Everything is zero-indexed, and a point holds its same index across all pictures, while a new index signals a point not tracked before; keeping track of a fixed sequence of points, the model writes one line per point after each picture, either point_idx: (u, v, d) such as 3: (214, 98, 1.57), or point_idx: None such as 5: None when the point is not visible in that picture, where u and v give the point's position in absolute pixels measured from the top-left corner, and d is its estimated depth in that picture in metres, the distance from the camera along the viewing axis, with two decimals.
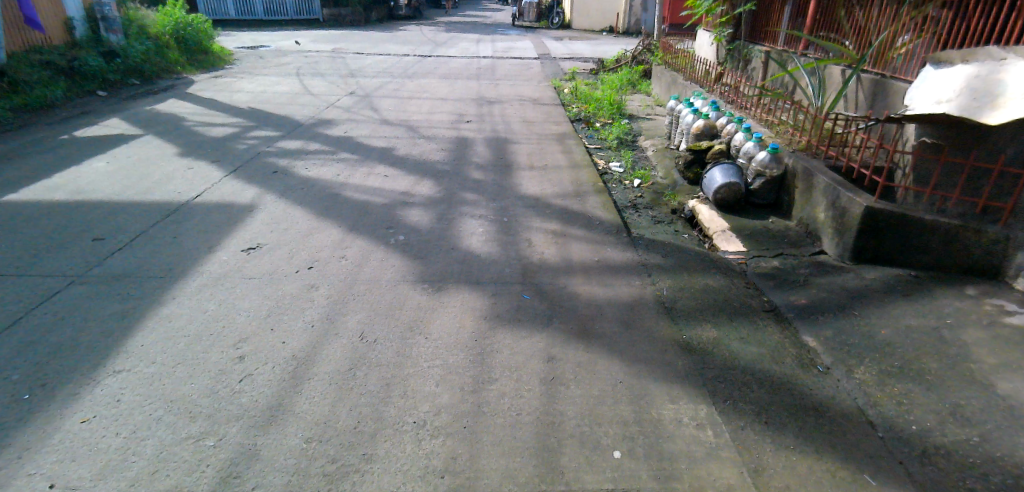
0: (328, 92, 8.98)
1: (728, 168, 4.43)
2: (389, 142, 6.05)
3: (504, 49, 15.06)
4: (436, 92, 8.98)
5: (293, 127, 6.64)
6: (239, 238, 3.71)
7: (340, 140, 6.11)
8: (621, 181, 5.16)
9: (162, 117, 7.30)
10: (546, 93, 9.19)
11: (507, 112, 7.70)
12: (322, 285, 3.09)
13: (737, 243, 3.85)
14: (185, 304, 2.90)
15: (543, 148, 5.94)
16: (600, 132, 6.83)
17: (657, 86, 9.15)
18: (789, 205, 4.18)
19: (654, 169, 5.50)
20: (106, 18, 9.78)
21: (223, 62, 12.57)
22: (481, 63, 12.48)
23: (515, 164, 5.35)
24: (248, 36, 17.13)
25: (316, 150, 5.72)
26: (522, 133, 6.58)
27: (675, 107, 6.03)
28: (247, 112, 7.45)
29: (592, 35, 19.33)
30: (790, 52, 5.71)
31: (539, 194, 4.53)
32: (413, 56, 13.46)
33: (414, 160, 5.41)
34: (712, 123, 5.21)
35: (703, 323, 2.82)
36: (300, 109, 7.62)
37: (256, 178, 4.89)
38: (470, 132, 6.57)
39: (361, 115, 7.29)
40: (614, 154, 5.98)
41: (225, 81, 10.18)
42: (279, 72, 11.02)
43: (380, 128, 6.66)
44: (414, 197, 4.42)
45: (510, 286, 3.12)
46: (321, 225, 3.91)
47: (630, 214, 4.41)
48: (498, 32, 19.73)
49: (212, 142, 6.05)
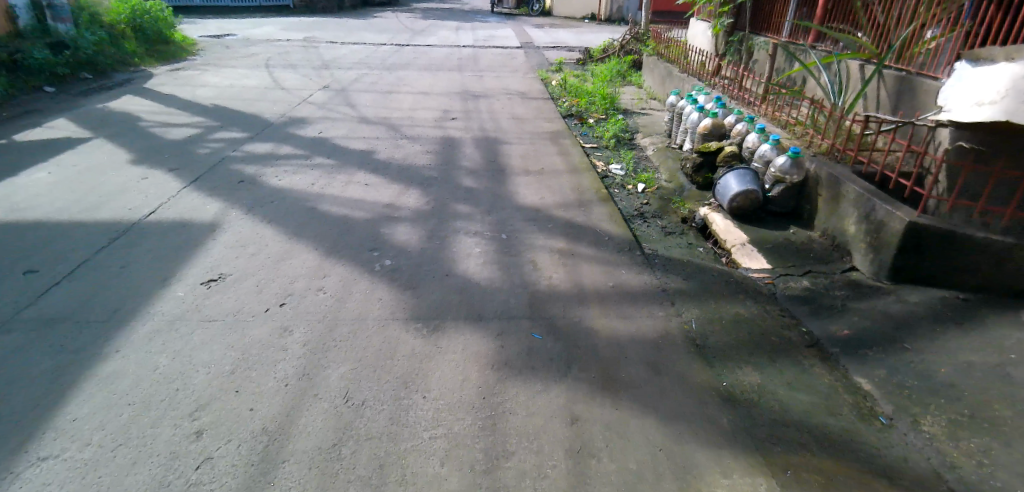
0: (302, 85, 8.42)
1: (742, 173, 4.08)
2: (369, 143, 5.57)
3: (485, 37, 14.55)
4: (417, 86, 8.47)
5: (262, 127, 6.11)
6: (199, 264, 3.27)
7: (315, 142, 5.61)
8: (624, 186, 4.79)
9: (116, 117, 6.69)
10: (534, 86, 8.75)
11: (494, 107, 7.25)
12: (298, 326, 2.68)
13: (760, 259, 3.49)
14: (132, 361, 2.50)
15: (537, 149, 5.52)
16: (595, 129, 6.44)
17: (649, 77, 8.78)
18: (810, 214, 3.84)
19: (657, 171, 5.15)
20: (53, 5, 9.16)
21: (186, 52, 11.85)
22: (463, 53, 11.97)
23: (509, 168, 4.93)
24: (215, 24, 16.28)
25: (290, 154, 5.22)
26: (512, 131, 6.15)
27: (677, 104, 5.68)
28: (213, 110, 6.89)
29: (574, 23, 18.89)
30: (800, 45, 5.38)
31: (538, 204, 4.12)
32: (391, 46, 12.88)
33: (397, 165, 4.94)
34: (720, 122, 4.86)
35: (743, 366, 2.44)
36: (270, 106, 7.06)
37: (221, 189, 4.39)
38: (456, 130, 6.11)
39: (338, 112, 6.78)
40: (613, 154, 5.60)
41: (189, 74, 9.51)
42: (247, 64, 10.37)
43: (359, 127, 6.17)
44: (401, 209, 3.98)
45: (517, 320, 2.72)
46: (295, 246, 3.47)
47: (638, 225, 4.05)
48: (478, 19, 19.15)
49: (173, 146, 5.51)
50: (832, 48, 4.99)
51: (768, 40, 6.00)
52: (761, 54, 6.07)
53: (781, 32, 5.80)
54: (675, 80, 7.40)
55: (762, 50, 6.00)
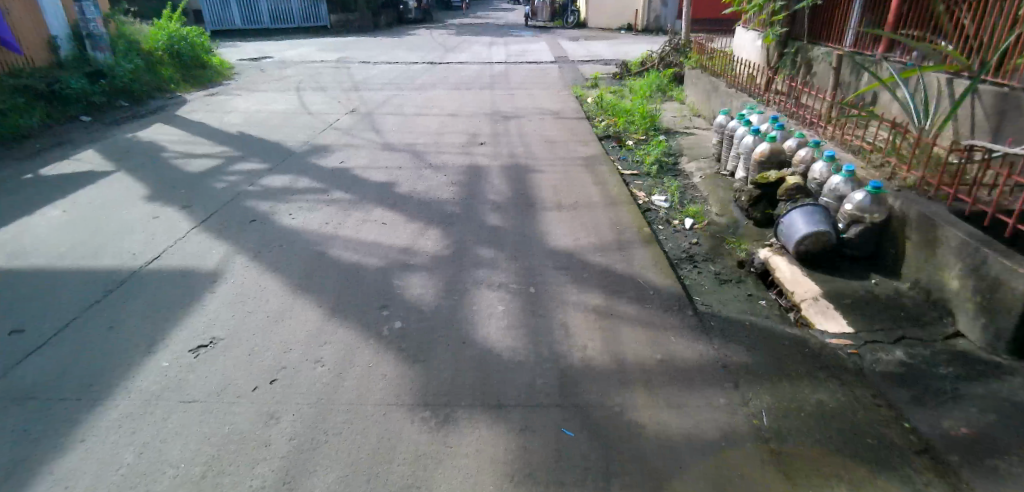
0: (329, 109, 8.20)
1: (811, 210, 3.58)
2: (390, 174, 5.21)
3: (519, 52, 14.23)
4: (446, 107, 8.14)
5: (282, 157, 5.84)
6: (191, 325, 2.90)
7: (335, 173, 5.29)
8: (669, 221, 4.35)
9: (140, 147, 6.55)
10: (567, 104, 8.29)
11: (525, 129, 6.83)
12: (285, 413, 2.28)
13: (837, 320, 3.05)
14: (94, 456, 2.13)
15: (571, 177, 5.06)
16: (635, 153, 5.96)
17: (692, 91, 8.22)
18: (895, 261, 3.37)
19: (707, 201, 4.70)
20: (91, 35, 9.16)
21: (221, 76, 11.85)
22: (495, 70, 11.63)
23: (540, 201, 4.48)
24: (253, 47, 16.50)
25: (306, 187, 4.90)
26: (544, 157, 5.71)
27: (727, 125, 5.17)
28: (236, 139, 6.69)
29: (610, 34, 18.40)
30: (870, 56, 4.82)
31: (572, 247, 3.66)
32: (422, 64, 12.68)
33: (418, 199, 4.56)
34: (779, 147, 4.33)
35: (833, 485, 1.92)
36: (294, 133, 6.82)
37: (230, 230, 4.02)
38: (485, 157, 5.71)
39: (362, 138, 6.48)
40: (656, 183, 5.12)
41: (220, 99, 9.46)
42: (278, 88, 10.29)
43: (382, 155, 5.84)
44: (417, 254, 3.58)
45: (544, 410, 2.26)
46: (297, 302, 3.07)
47: (688, 272, 3.64)
48: (511, 33, 18.89)
49: (190, 179, 5.27)
50: (908, 59, 4.42)
51: (829, 52, 5.42)
52: (822, 67, 5.51)
53: (844, 41, 5.25)
54: (722, 95, 6.85)
55: (823, 63, 5.43)
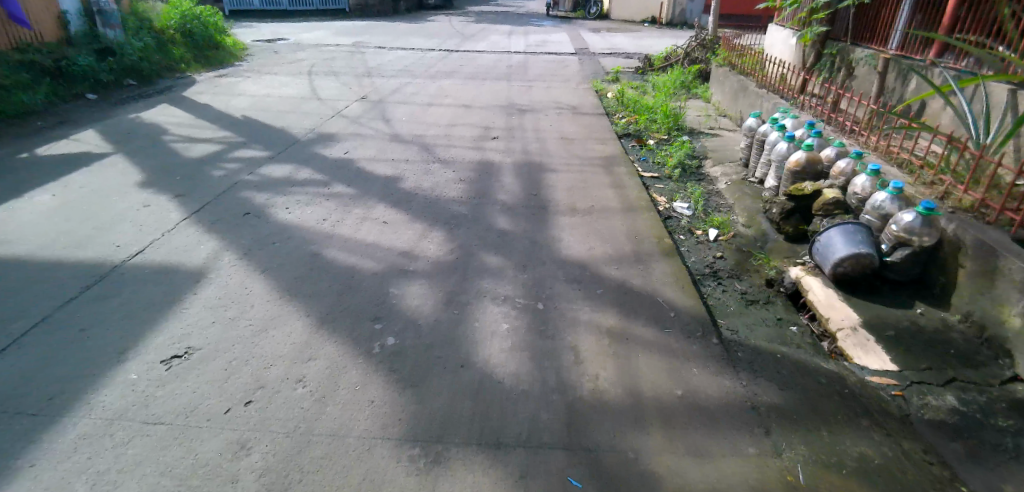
0: (339, 95, 7.95)
1: (852, 229, 3.29)
2: (397, 167, 4.97)
3: (538, 42, 13.89)
4: (460, 97, 7.86)
5: (286, 145, 5.61)
6: (166, 332, 2.66)
7: (340, 164, 5.05)
8: (691, 231, 4.08)
9: (143, 129, 6.34)
10: (586, 98, 7.99)
11: (541, 124, 6.55)
12: (258, 443, 2.03)
13: (879, 353, 2.79)
14: (38, 485, 1.89)
15: (588, 179, 4.78)
16: (656, 154, 5.67)
17: (718, 90, 7.90)
18: (942, 289, 3.12)
19: (732, 210, 4.43)
20: (103, 11, 8.97)
21: (234, 57, 11.63)
22: (513, 60, 11.32)
23: (552, 204, 4.21)
24: (269, 29, 16.28)
25: (307, 179, 4.67)
26: (559, 155, 5.44)
27: (759, 130, 4.89)
28: (241, 124, 6.47)
29: (633, 27, 17.96)
30: (920, 63, 4.58)
31: (586, 257, 3.38)
32: (439, 52, 12.39)
33: (424, 196, 4.31)
34: (816, 157, 4.06)
35: None
36: (302, 120, 6.59)
37: (221, 224, 3.84)
38: (497, 153, 5.44)
39: (370, 128, 6.24)
40: (678, 188, 4.84)
41: (229, 81, 9.24)
42: (290, 71, 10.06)
43: (390, 146, 5.59)
44: (417, 259, 3.33)
45: (549, 451, 2.00)
46: (283, 309, 2.82)
47: (711, 289, 3.36)
48: (532, 23, 18.49)
49: (188, 166, 5.06)
50: (963, 65, 4.17)
51: (873, 54, 5.10)
52: (865, 71, 5.20)
53: (890, 45, 5.00)
54: (751, 96, 6.53)
55: (866, 66, 5.13)
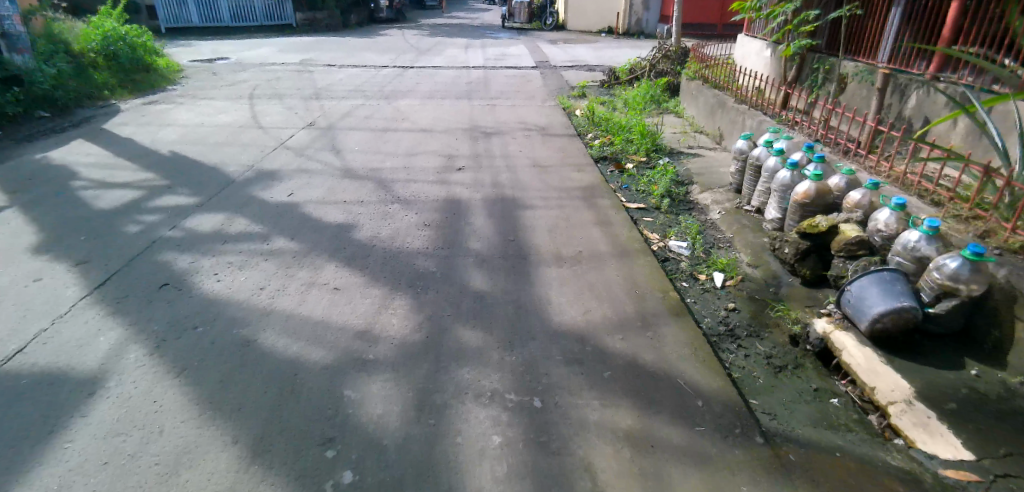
0: (284, 122, 7.24)
1: (888, 277, 2.83)
2: (350, 211, 4.33)
3: (497, 56, 13.43)
4: (418, 120, 7.25)
5: (219, 188, 4.92)
6: (37, 486, 2.04)
7: (283, 211, 4.39)
8: (694, 276, 3.60)
9: (50, 173, 5.50)
10: (554, 117, 7.52)
11: (509, 148, 6.01)
12: None
13: (945, 437, 2.27)
14: None
15: (569, 217, 4.26)
16: (638, 181, 5.21)
17: (691, 105, 7.56)
18: (997, 344, 2.66)
19: (733, 246, 3.99)
20: (7, 34, 7.86)
21: (166, 79, 10.72)
22: (472, 76, 10.80)
23: (533, 253, 3.66)
24: (208, 47, 15.28)
25: (244, 233, 4.00)
26: (533, 186, 4.91)
27: (751, 154, 4.51)
28: (168, 162, 5.70)
29: (591, 38, 17.75)
30: (917, 77, 4.29)
31: (582, 327, 2.84)
32: (393, 68, 11.75)
33: (383, 250, 3.70)
34: (826, 186, 3.65)
35: None
36: (239, 154, 5.86)
37: (128, 305, 3.19)
38: (463, 187, 4.86)
39: (318, 161, 5.56)
40: (669, 222, 4.38)
41: (158, 108, 8.39)
42: (229, 95, 9.24)
43: (341, 184, 4.95)
44: (379, 343, 2.73)
45: None
46: (200, 436, 2.21)
47: (733, 356, 2.83)
48: (489, 35, 18.06)
49: (99, 221, 4.31)
50: (971, 83, 3.88)
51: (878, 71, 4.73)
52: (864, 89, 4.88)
53: (881, 58, 4.73)
54: (730, 112, 6.15)
55: (865, 84, 4.78)
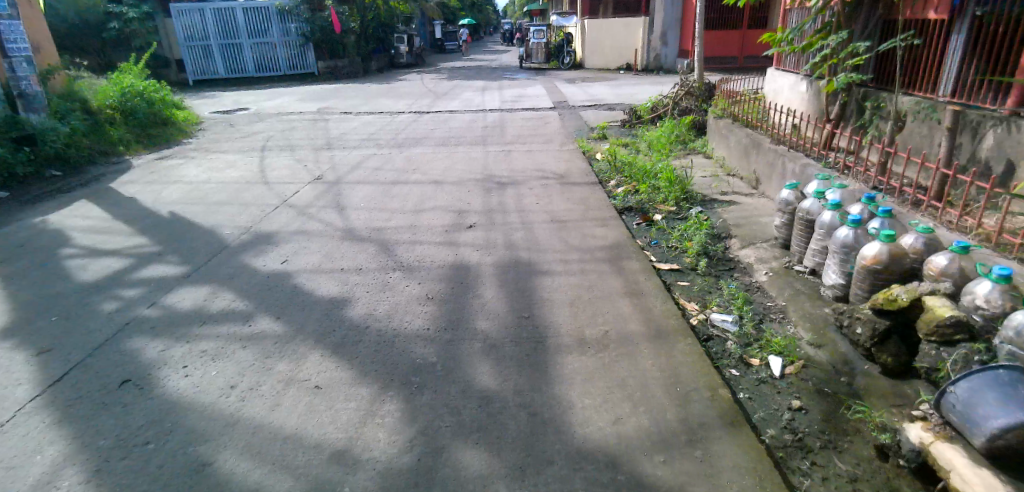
0: (291, 176, 6.92)
1: (1006, 379, 2.21)
2: (346, 281, 3.87)
3: (514, 97, 13.19)
4: (430, 170, 6.87)
5: (210, 254, 4.50)
6: None
7: (272, 282, 3.94)
8: (745, 361, 3.06)
9: (38, 239, 5.18)
10: (573, 162, 7.08)
11: (525, 200, 5.55)
12: None
13: None
14: None
15: (592, 286, 3.73)
16: (669, 236, 4.69)
17: (721, 145, 7.05)
18: None
19: (787, 318, 3.45)
20: (23, 94, 7.83)
21: (183, 133, 10.64)
22: (488, 119, 10.50)
23: (551, 336, 3.13)
24: (230, 99, 15.40)
25: (225, 311, 3.54)
26: (552, 245, 4.41)
27: (799, 205, 3.97)
28: (163, 224, 5.35)
29: (609, 74, 17.50)
30: (991, 114, 3.73)
31: (610, 446, 2.30)
32: (409, 114, 11.55)
33: (378, 333, 3.21)
34: (900, 250, 3.08)
35: None
36: (239, 213, 5.51)
37: (78, 409, 2.70)
38: (473, 249, 4.38)
39: (320, 220, 5.16)
40: (710, 288, 3.85)
41: (168, 164, 8.19)
42: (241, 148, 9.05)
43: (340, 247, 4.51)
44: (359, 470, 2.22)
45: None
46: None
47: (806, 479, 2.25)
48: (507, 76, 17.97)
49: (75, 296, 3.90)
50: None
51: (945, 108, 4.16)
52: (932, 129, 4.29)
53: (944, 91, 4.21)
54: (767, 153, 5.60)
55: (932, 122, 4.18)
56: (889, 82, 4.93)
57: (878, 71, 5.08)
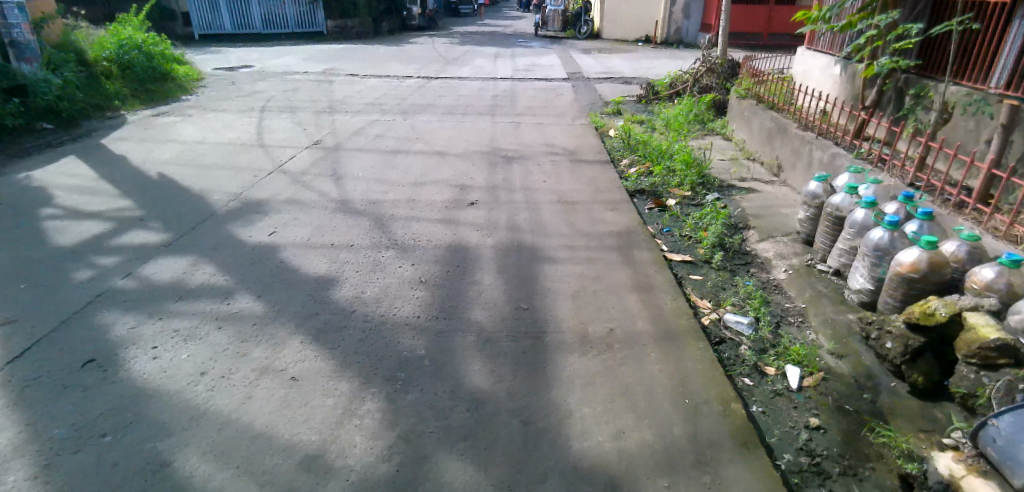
0: (289, 140, 6.63)
1: None
2: (336, 259, 3.62)
3: (527, 66, 12.72)
4: (434, 140, 6.56)
5: (195, 221, 4.25)
6: None
7: (257, 256, 3.69)
8: (759, 369, 2.82)
9: (19, 197, 4.94)
10: (585, 138, 6.74)
11: (533, 178, 5.26)
12: None
13: None
14: None
15: (599, 277, 3.48)
16: (684, 224, 4.41)
17: (741, 128, 6.69)
18: None
19: (806, 322, 3.20)
20: (15, 42, 7.45)
21: (183, 89, 10.29)
22: (499, 88, 10.10)
23: (551, 332, 2.89)
24: (235, 55, 14.97)
25: (203, 287, 3.30)
26: (558, 229, 4.14)
27: (828, 200, 3.72)
28: (151, 186, 5.09)
29: (627, 47, 16.90)
30: None
31: (611, 465, 2.08)
32: (417, 79, 11.14)
33: (364, 319, 2.97)
34: (940, 258, 2.85)
35: None
36: (232, 178, 5.24)
37: (36, 390, 2.47)
38: (473, 229, 4.12)
39: (315, 190, 4.90)
40: (724, 284, 3.60)
41: (164, 122, 7.89)
42: (240, 107, 8.73)
43: (333, 220, 4.26)
44: (330, 480, 2.00)
45: None
46: None
47: None
48: (521, 44, 17.39)
49: (48, 261, 3.68)
50: None
51: (997, 101, 3.82)
52: (978, 123, 3.96)
53: (997, 83, 3.91)
54: (793, 140, 5.27)
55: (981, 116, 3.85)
56: (933, 69, 4.58)
57: (922, 57, 4.71)
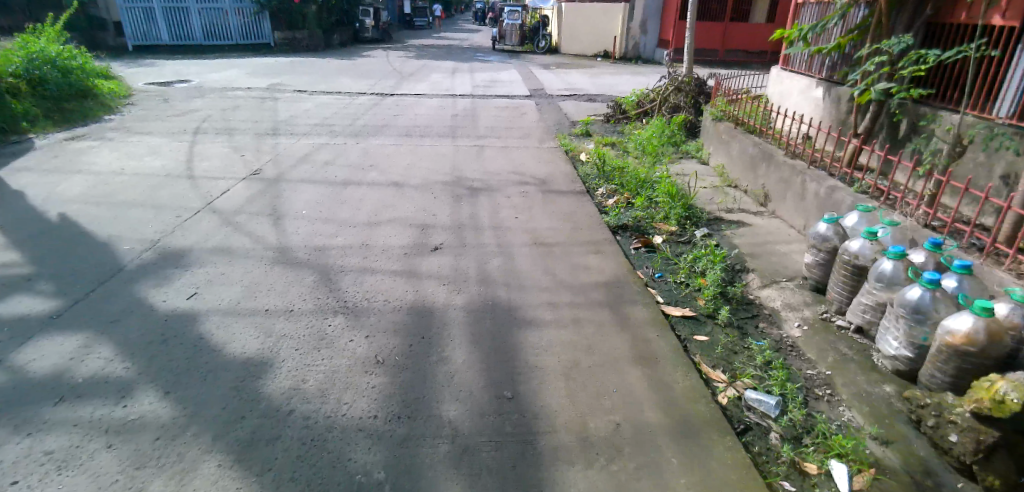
0: (223, 169, 5.84)
1: None
2: (270, 332, 2.93)
3: (487, 82, 12.16)
4: (390, 168, 5.90)
5: (96, 281, 3.47)
6: None
7: (170, 329, 2.96)
8: (798, 467, 2.32)
9: None
10: (555, 164, 6.22)
11: (502, 214, 4.67)
12: None
13: None
14: None
15: (592, 346, 2.91)
16: (676, 269, 3.91)
17: (719, 153, 6.31)
18: None
19: (837, 396, 2.70)
20: None
21: (105, 108, 9.25)
22: (458, 106, 9.51)
23: (544, 433, 2.30)
24: (170, 68, 13.86)
25: (93, 382, 2.55)
26: (537, 280, 3.56)
27: (843, 245, 3.28)
28: (47, 232, 4.25)
29: (586, 62, 16.59)
30: None
31: None
32: (370, 96, 10.43)
33: (303, 425, 2.30)
34: (998, 329, 2.41)
35: None
36: (149, 220, 4.45)
37: None
38: (438, 282, 3.50)
39: (248, 234, 4.17)
40: (734, 346, 3.08)
41: (78, 147, 6.94)
42: (170, 129, 7.83)
43: (268, 275, 3.55)
44: None
45: None
46: None
47: None
48: (479, 58, 16.88)
49: None
50: None
51: (1011, 133, 3.49)
52: (989, 156, 3.62)
53: (1008, 112, 3.58)
54: (782, 168, 4.87)
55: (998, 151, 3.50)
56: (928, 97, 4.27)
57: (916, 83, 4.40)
